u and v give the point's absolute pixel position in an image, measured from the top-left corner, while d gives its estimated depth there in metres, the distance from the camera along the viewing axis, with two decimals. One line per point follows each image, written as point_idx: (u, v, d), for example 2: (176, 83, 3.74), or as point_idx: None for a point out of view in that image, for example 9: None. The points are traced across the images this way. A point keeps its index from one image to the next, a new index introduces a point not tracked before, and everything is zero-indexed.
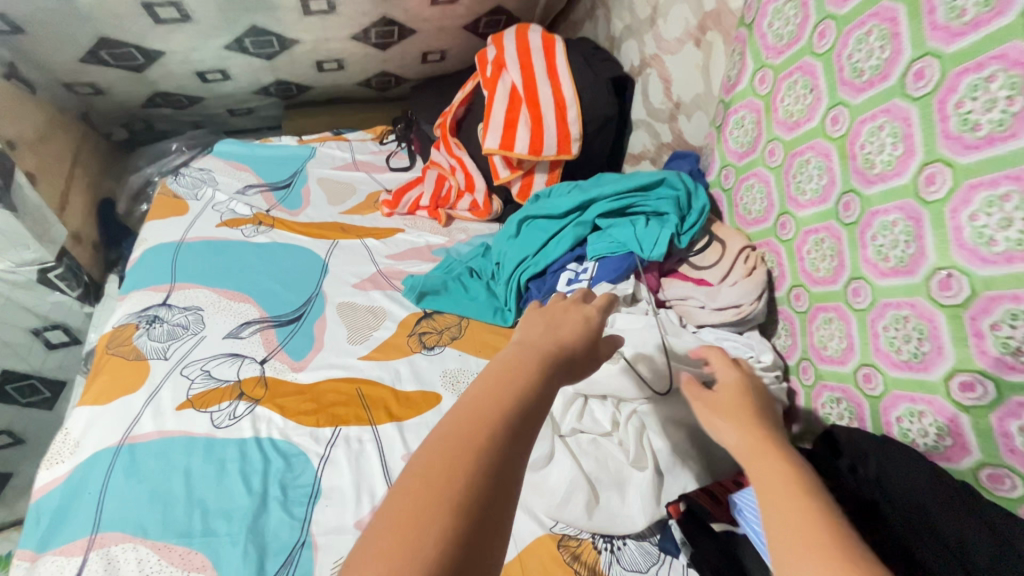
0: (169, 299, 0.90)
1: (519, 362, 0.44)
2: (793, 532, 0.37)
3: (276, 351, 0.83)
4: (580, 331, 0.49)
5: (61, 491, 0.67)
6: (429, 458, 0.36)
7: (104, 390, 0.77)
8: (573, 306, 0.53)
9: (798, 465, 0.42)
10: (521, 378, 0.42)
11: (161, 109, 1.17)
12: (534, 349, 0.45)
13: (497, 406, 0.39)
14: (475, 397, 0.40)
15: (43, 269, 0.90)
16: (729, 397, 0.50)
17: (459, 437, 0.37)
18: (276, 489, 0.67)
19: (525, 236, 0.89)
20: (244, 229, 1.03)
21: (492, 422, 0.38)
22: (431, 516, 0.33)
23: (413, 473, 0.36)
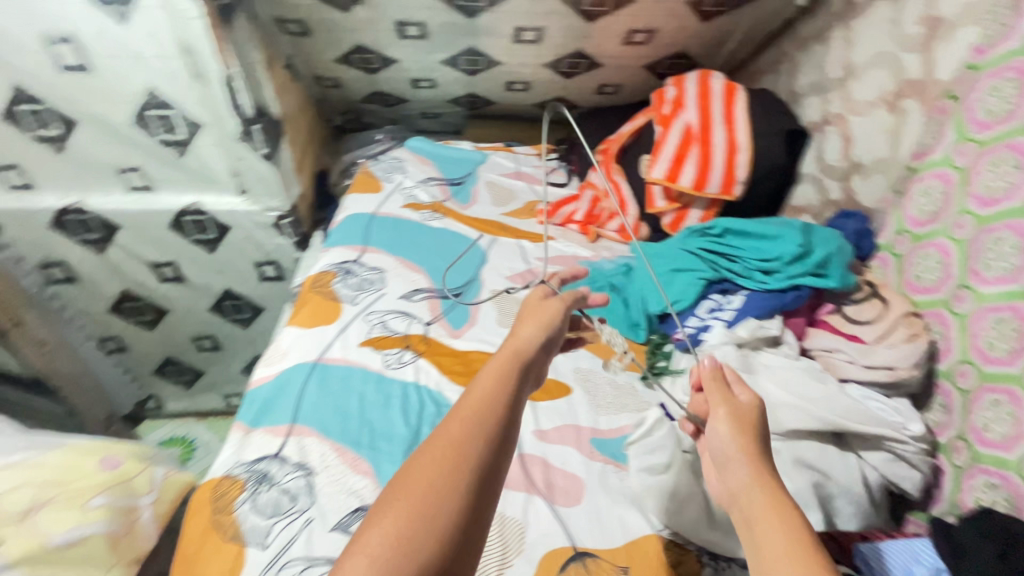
0: (361, 258, 1.09)
1: (495, 379, 0.51)
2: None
3: (438, 319, 0.97)
4: (534, 340, 0.58)
5: (269, 387, 0.85)
6: (432, 460, 0.43)
7: (309, 318, 0.96)
8: (533, 315, 0.62)
9: (794, 519, 0.42)
10: (500, 395, 0.49)
11: (373, 104, 1.40)
12: (505, 365, 0.53)
13: (482, 422, 0.46)
14: (460, 412, 0.47)
15: (279, 217, 1.11)
16: (741, 417, 0.51)
17: (446, 447, 0.44)
18: (427, 429, 0.80)
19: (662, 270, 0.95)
20: (423, 213, 1.21)
21: (480, 434, 0.45)
22: (425, 510, 0.40)
23: (413, 473, 0.43)
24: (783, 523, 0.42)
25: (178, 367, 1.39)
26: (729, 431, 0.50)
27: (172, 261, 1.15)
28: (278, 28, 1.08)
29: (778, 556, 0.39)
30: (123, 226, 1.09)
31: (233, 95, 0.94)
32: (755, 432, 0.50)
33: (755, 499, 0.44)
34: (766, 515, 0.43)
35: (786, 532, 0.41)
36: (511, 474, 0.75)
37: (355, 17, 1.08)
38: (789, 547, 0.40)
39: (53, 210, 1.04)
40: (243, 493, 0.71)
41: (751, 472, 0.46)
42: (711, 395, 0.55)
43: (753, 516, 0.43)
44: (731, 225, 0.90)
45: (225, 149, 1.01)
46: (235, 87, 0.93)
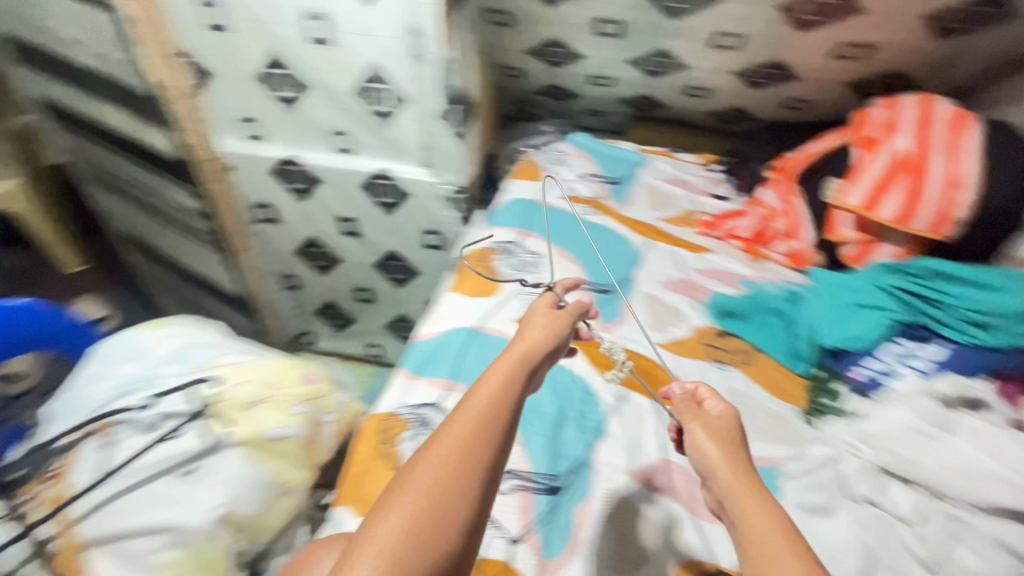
0: (520, 240, 1.14)
1: (498, 383, 0.53)
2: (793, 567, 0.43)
3: (591, 311, 0.99)
4: (539, 344, 0.60)
5: (431, 343, 0.94)
6: (438, 458, 0.46)
7: (471, 288, 1.03)
8: (541, 320, 0.63)
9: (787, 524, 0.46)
10: (506, 401, 0.51)
11: (545, 97, 1.44)
12: (512, 368, 0.55)
13: (485, 424, 0.49)
14: (465, 414, 0.49)
15: (453, 191, 1.19)
16: (723, 431, 0.56)
17: (451, 448, 0.47)
18: (573, 414, 0.82)
19: (841, 305, 0.91)
20: (580, 207, 1.23)
21: (483, 438, 0.48)
22: (436, 500, 0.44)
23: (421, 469, 0.46)
24: (777, 526, 0.46)
25: (335, 310, 1.57)
26: (708, 441, 0.55)
27: (354, 218, 1.29)
28: (487, 17, 1.18)
29: (774, 546, 0.45)
30: (324, 181, 1.24)
31: (444, 75, 1.02)
32: (736, 445, 0.55)
33: (748, 504, 0.49)
34: (763, 517, 0.47)
35: (779, 532, 0.46)
36: (654, 476, 0.76)
37: (561, 12, 1.14)
38: (792, 544, 0.45)
39: (275, 160, 1.22)
40: (406, 433, 0.79)
41: (743, 479, 0.51)
42: (682, 408, 0.60)
43: (744, 516, 0.48)
44: (941, 266, 0.86)
45: (423, 123, 1.11)
46: (448, 68, 1.02)
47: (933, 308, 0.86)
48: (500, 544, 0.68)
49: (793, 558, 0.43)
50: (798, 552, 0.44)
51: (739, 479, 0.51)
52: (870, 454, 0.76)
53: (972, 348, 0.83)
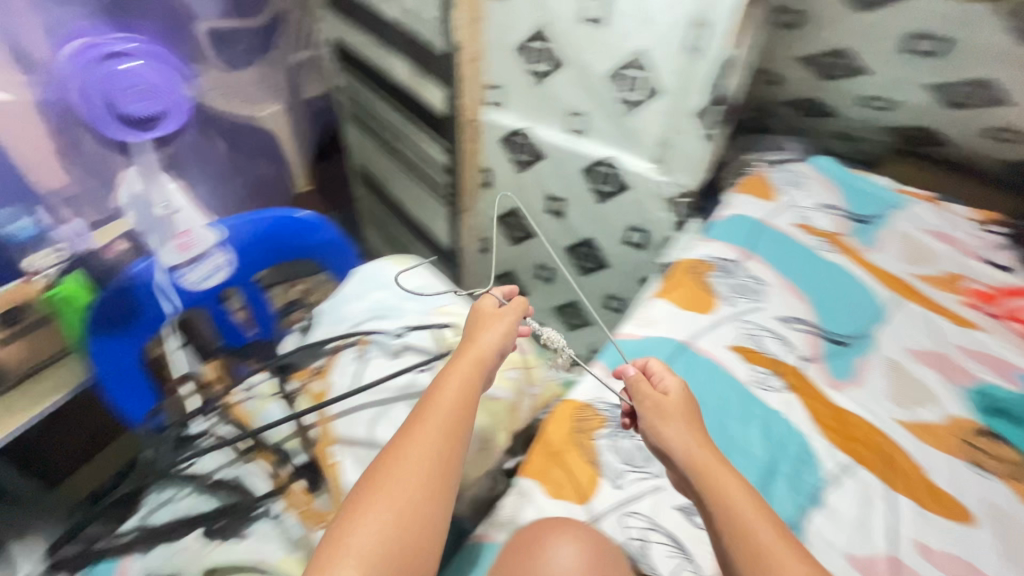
0: (741, 261, 1.05)
1: (454, 389, 0.58)
2: (771, 543, 0.51)
3: (817, 360, 0.89)
4: (492, 348, 0.63)
5: (634, 344, 0.89)
6: (400, 466, 0.51)
7: (684, 300, 0.96)
8: (490, 320, 0.66)
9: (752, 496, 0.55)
10: (464, 402, 0.57)
11: (793, 110, 1.29)
12: (467, 375, 0.59)
13: (444, 431, 0.54)
14: (427, 419, 0.54)
15: (679, 194, 1.14)
16: (678, 413, 0.63)
17: (414, 454, 0.52)
18: (786, 468, 0.75)
19: None
20: (816, 240, 1.10)
21: (442, 443, 0.53)
22: (409, 500, 0.49)
23: (390, 474, 0.51)
24: (746, 499, 0.55)
25: (510, 281, 1.62)
26: (665, 422, 0.63)
27: (564, 199, 1.30)
28: (775, 15, 1.14)
29: (749, 513, 0.53)
30: (547, 157, 1.26)
31: (721, 74, 0.96)
32: (694, 422, 0.63)
33: (714, 478, 0.57)
34: (736, 493, 0.55)
35: (750, 501, 0.55)
36: (878, 569, 0.67)
37: (869, 21, 1.07)
38: (763, 515, 0.53)
39: (508, 129, 1.26)
40: (603, 430, 0.77)
41: (706, 458, 0.58)
42: (648, 397, 0.66)
43: (714, 493, 0.56)
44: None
45: (671, 119, 1.06)
46: (728, 67, 0.95)
47: None
48: None
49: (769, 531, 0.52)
50: (773, 524, 0.53)
51: (697, 455, 0.59)
52: None
53: None
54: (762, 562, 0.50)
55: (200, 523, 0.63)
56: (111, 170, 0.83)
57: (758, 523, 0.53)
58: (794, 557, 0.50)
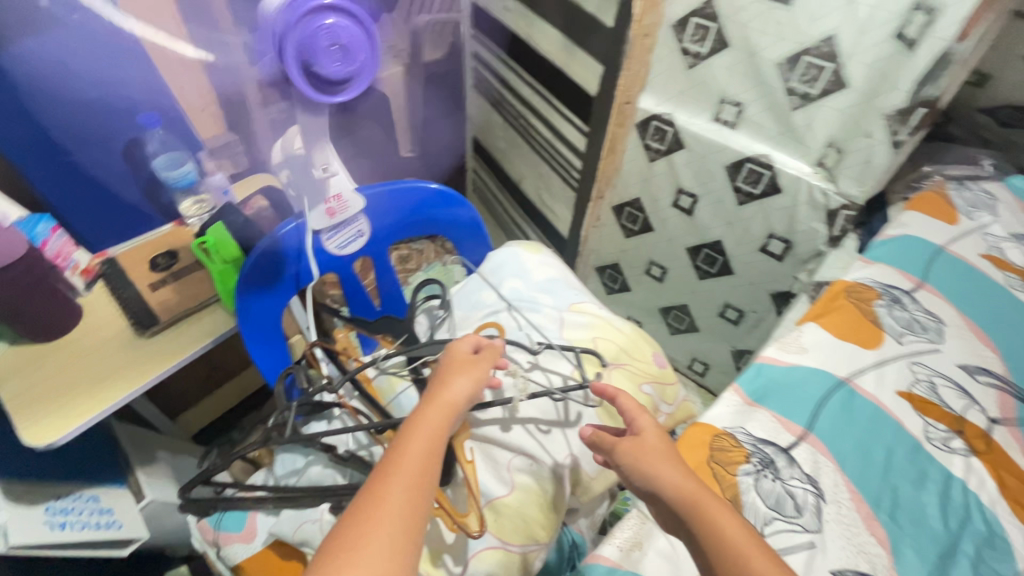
0: (914, 292, 0.91)
1: (423, 443, 0.47)
2: None
3: (1009, 423, 0.76)
4: (463, 395, 0.53)
5: (783, 372, 0.80)
6: (360, 535, 0.39)
7: (843, 329, 0.84)
8: (463, 364, 0.56)
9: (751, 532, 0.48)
10: (432, 456, 0.46)
11: (993, 117, 1.09)
12: (435, 429, 0.48)
13: (415, 486, 0.43)
14: (396, 472, 0.43)
15: (843, 206, 1.00)
16: (654, 444, 0.55)
17: (383, 519, 0.40)
18: (969, 548, 0.64)
19: None
20: (1009, 277, 0.95)
21: (412, 503, 0.42)
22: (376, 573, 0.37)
23: (349, 545, 0.39)
24: (745, 534, 0.47)
25: (614, 274, 1.53)
26: (643, 459, 0.54)
27: (697, 195, 1.19)
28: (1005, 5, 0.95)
29: (752, 551, 0.46)
30: (686, 148, 1.15)
31: (937, 70, 0.81)
32: (672, 453, 0.55)
33: (703, 514, 0.49)
34: (729, 526, 0.47)
35: (748, 537, 0.47)
36: None
37: None
38: (768, 555, 0.46)
39: (647, 113, 1.16)
40: (745, 466, 0.68)
41: (693, 489, 0.51)
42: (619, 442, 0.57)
43: (705, 531, 0.48)
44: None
45: (854, 118, 0.92)
46: (949, 63, 0.80)
47: None
48: None
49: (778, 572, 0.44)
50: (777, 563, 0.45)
51: (684, 487, 0.51)
52: None
53: None
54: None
55: (327, 497, 0.62)
56: (264, 125, 0.83)
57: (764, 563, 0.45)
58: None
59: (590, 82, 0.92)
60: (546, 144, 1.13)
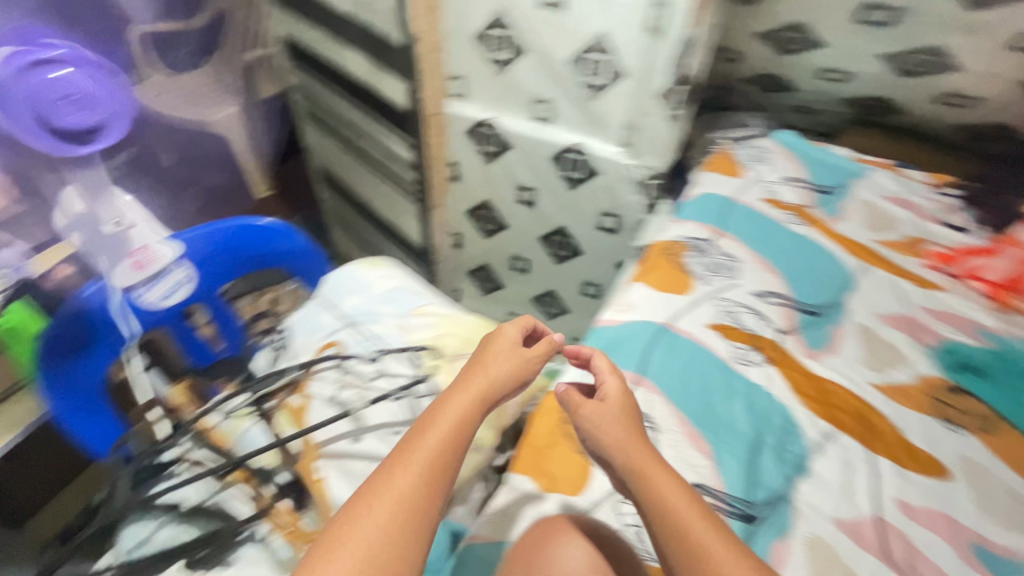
0: (714, 240, 1.06)
1: (452, 429, 0.51)
2: (712, 546, 0.50)
3: (793, 332, 0.90)
4: (499, 381, 0.58)
5: (616, 330, 0.90)
6: (370, 513, 0.44)
7: (660, 282, 0.97)
8: (501, 356, 0.60)
9: (691, 494, 0.54)
10: (454, 442, 0.51)
11: (755, 87, 1.31)
12: (467, 415, 0.53)
13: (429, 473, 0.48)
14: (414, 456, 0.48)
15: (649, 176, 1.14)
16: (613, 414, 0.61)
17: (393, 497, 0.45)
18: (771, 440, 0.76)
19: None
20: (785, 214, 1.12)
21: (423, 489, 0.46)
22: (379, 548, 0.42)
23: (355, 522, 0.43)
24: (687, 499, 0.53)
25: (486, 275, 1.60)
26: (604, 427, 0.60)
27: (535, 188, 1.29)
28: None
29: (689, 517, 0.52)
30: (514, 147, 1.24)
31: (684, 54, 0.96)
32: (629, 423, 0.61)
33: (651, 482, 0.55)
34: (674, 495, 0.54)
35: (690, 501, 0.53)
36: (865, 533, 0.67)
37: None
38: (704, 518, 0.52)
39: (473, 120, 1.24)
40: None
41: (645, 460, 0.57)
42: (584, 408, 0.63)
43: (652, 498, 0.54)
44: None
45: (637, 101, 1.06)
46: (690, 46, 0.95)
47: None
48: None
49: (710, 531, 0.51)
50: (711, 523, 0.52)
51: (634, 456, 0.58)
52: None
53: None
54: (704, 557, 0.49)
55: (174, 556, 0.58)
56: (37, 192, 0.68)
57: (700, 526, 0.51)
58: (729, 545, 0.50)
59: (400, 98, 0.97)
60: (380, 162, 1.17)
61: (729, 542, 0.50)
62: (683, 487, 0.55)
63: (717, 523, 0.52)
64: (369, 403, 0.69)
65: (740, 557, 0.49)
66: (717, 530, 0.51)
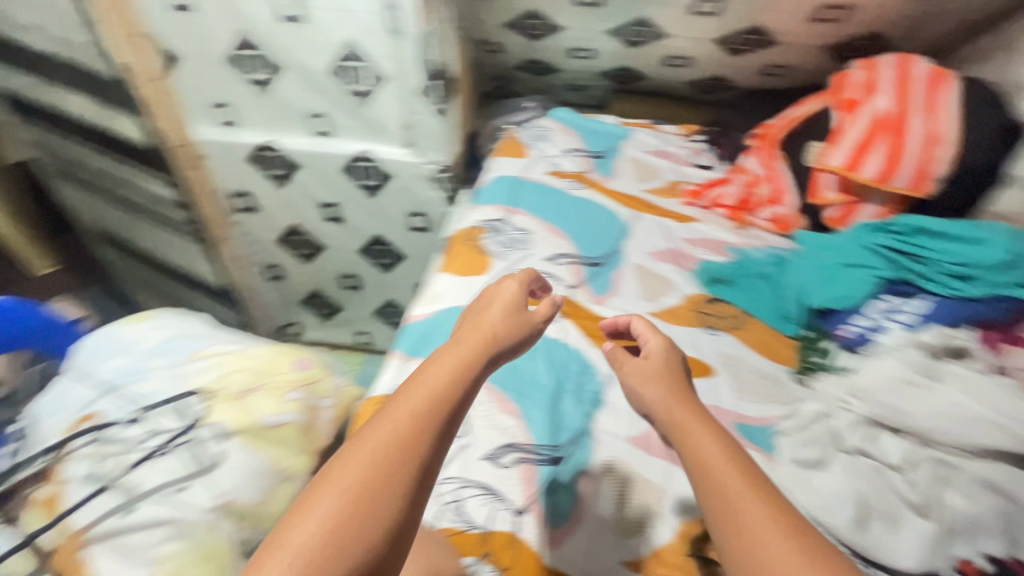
0: (508, 218, 1.12)
1: (463, 360, 0.54)
2: (745, 498, 0.47)
3: (582, 284, 1.00)
4: (502, 324, 0.60)
5: (425, 323, 0.93)
6: (386, 431, 0.45)
7: (461, 267, 1.02)
8: (499, 307, 0.63)
9: (729, 446, 0.52)
10: (462, 370, 0.52)
11: (526, 72, 1.42)
12: (474, 350, 0.55)
13: (440, 398, 0.49)
14: (423, 382, 0.50)
15: (438, 170, 1.18)
16: (658, 370, 0.63)
17: (404, 415, 0.46)
18: (571, 385, 0.83)
19: (830, 266, 0.91)
20: (567, 181, 1.21)
21: (434, 411, 0.47)
22: (391, 464, 0.43)
23: (370, 441, 0.45)
24: (724, 451, 0.52)
25: (321, 300, 1.54)
26: (646, 383, 0.62)
27: (336, 202, 1.27)
28: None
29: (725, 470, 0.50)
30: (303, 166, 1.21)
31: (426, 50, 1.01)
32: (672, 381, 0.62)
33: (687, 436, 0.54)
34: (711, 448, 0.52)
35: (725, 451, 0.51)
36: (652, 442, 0.76)
37: None
38: (736, 469, 0.50)
39: (251, 146, 1.18)
40: None
41: (686, 414, 0.56)
42: (631, 366, 0.65)
43: (689, 451, 0.53)
44: (923, 223, 0.86)
45: (403, 102, 1.09)
46: (429, 42, 1.00)
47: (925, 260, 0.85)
48: (508, 518, 0.69)
49: (740, 480, 0.49)
50: (744, 477, 0.49)
51: (677, 414, 0.57)
52: (858, 406, 0.75)
53: (984, 304, 0.79)
54: (726, 506, 0.47)
55: None
56: None
57: (732, 479, 0.49)
58: (760, 495, 0.48)
59: None
60: None
61: (766, 498, 0.47)
62: (721, 438, 0.53)
63: (752, 472, 0.50)
64: (131, 467, 0.63)
65: (760, 504, 0.47)
66: (749, 480, 0.49)
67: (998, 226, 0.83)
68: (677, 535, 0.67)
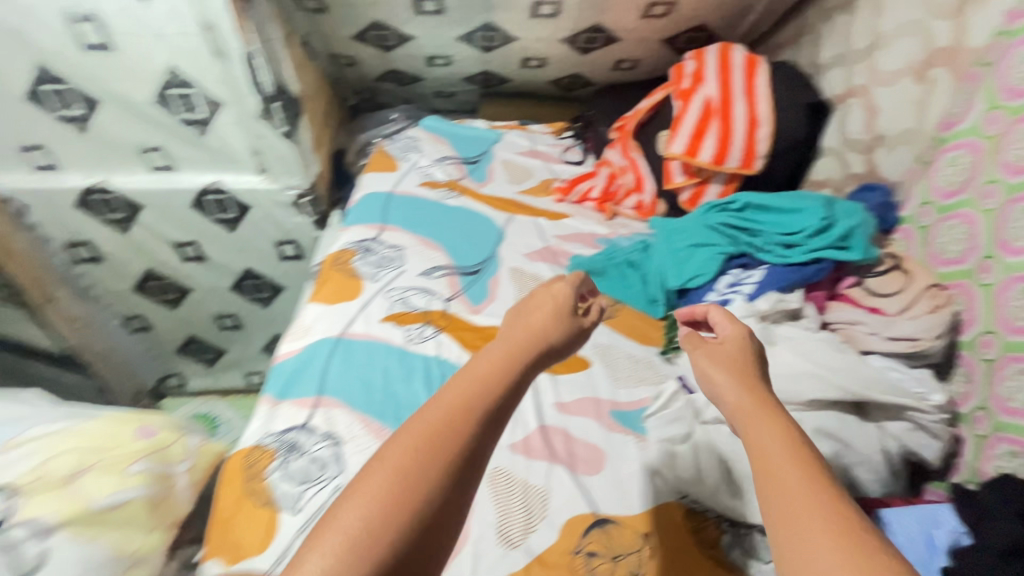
0: (380, 236, 1.08)
1: (504, 358, 0.46)
2: (815, 516, 0.36)
3: (458, 295, 0.99)
4: (547, 318, 0.51)
5: (295, 360, 0.88)
6: (408, 442, 0.40)
7: (331, 295, 0.97)
8: (543, 299, 0.54)
9: (802, 445, 0.41)
10: (495, 374, 0.45)
11: (388, 83, 1.39)
12: (513, 350, 0.47)
13: (470, 406, 0.42)
14: (452, 387, 0.43)
15: (299, 195, 1.13)
16: (732, 353, 0.52)
17: (428, 425, 0.40)
18: None
19: (679, 247, 0.97)
20: (439, 191, 1.20)
21: (461, 423, 0.41)
22: (410, 483, 0.37)
23: (393, 456, 0.39)
24: (794, 450, 0.41)
25: (199, 346, 1.41)
26: (710, 366, 0.51)
27: (193, 240, 1.16)
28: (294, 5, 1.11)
29: (792, 474, 0.39)
30: (145, 206, 1.10)
31: (254, 71, 0.95)
32: (741, 367, 0.50)
33: (752, 428, 0.44)
34: (783, 447, 0.41)
35: (797, 451, 0.41)
36: (533, 444, 0.77)
37: None
38: (807, 478, 0.39)
39: (78, 190, 1.05)
40: (273, 462, 0.74)
41: (751, 402, 0.46)
42: (699, 349, 0.54)
43: (752, 449, 0.42)
44: (751, 199, 0.94)
45: (244, 127, 1.02)
46: (256, 63, 0.94)
47: (757, 232, 0.93)
48: None
49: (809, 487, 0.38)
50: (817, 488, 0.38)
51: (746, 402, 0.46)
52: None
53: (806, 266, 0.86)
54: (789, 541, 0.36)
55: None
56: None
57: (797, 486, 0.38)
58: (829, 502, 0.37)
59: None
60: None
61: (846, 523, 0.36)
62: (793, 435, 0.42)
63: (826, 480, 0.39)
64: None
65: (832, 546, 0.34)
66: (828, 492, 0.38)
67: (812, 194, 0.92)
68: (560, 536, 0.68)
